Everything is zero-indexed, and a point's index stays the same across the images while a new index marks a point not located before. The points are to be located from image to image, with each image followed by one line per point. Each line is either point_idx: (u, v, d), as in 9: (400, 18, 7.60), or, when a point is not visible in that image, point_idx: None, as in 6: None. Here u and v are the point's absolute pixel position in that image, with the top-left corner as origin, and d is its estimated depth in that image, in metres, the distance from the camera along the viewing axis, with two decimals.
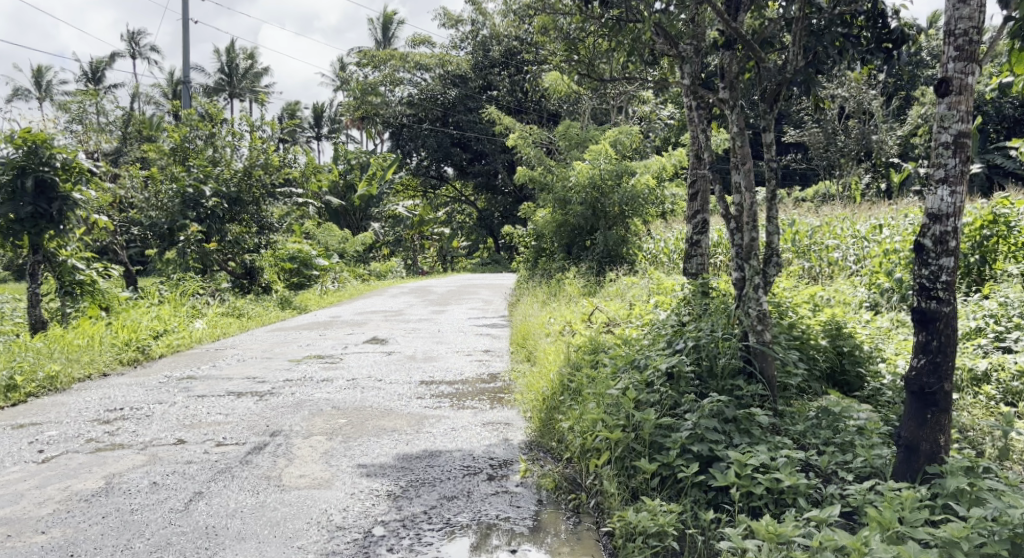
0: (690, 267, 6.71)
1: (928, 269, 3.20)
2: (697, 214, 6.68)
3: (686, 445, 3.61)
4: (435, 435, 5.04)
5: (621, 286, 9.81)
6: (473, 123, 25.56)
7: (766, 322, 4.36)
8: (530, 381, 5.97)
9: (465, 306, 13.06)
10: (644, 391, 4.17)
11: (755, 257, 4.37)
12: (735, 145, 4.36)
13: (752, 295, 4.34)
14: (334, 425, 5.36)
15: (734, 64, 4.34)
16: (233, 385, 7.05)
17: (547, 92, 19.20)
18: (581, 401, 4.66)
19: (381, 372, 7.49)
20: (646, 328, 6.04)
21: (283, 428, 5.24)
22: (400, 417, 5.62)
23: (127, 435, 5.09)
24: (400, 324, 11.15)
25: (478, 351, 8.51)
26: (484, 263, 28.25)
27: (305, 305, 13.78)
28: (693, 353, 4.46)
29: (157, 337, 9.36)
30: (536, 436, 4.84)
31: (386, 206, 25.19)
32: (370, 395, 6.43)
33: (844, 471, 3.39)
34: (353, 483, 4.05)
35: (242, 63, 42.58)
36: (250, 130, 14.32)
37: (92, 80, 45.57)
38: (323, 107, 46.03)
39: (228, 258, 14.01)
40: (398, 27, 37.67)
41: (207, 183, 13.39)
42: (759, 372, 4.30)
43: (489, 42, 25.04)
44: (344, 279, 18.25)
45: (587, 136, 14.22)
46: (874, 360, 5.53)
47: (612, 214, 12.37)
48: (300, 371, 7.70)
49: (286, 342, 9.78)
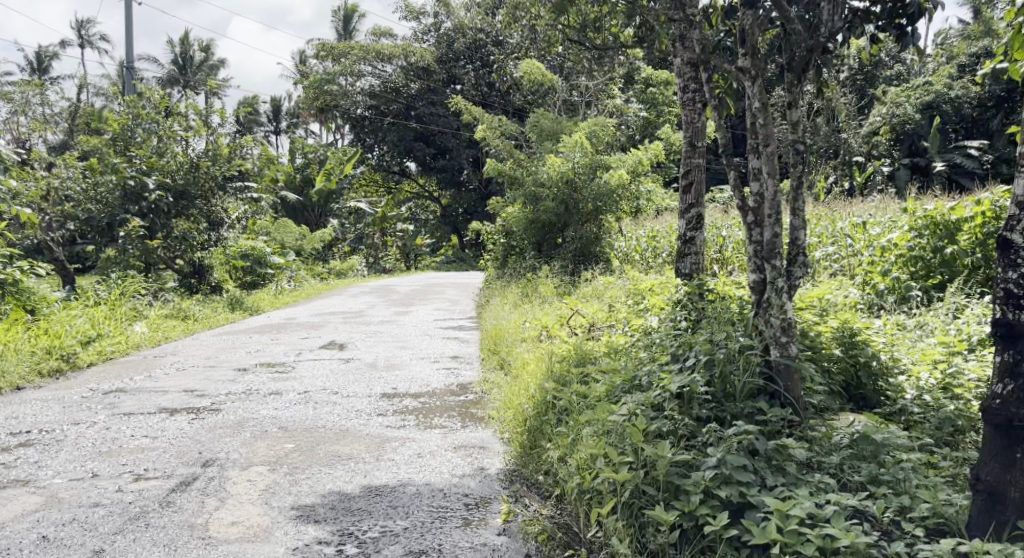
0: (682, 266, 6.01)
1: (1018, 272, 2.58)
2: (691, 207, 6.01)
3: (711, 488, 2.95)
4: (398, 464, 4.31)
5: (598, 285, 9.18)
6: (437, 116, 24.95)
7: (792, 333, 3.72)
8: (507, 395, 5.26)
9: (429, 306, 12.28)
10: (652, 417, 3.49)
11: (778, 256, 3.71)
12: (757, 123, 3.70)
13: (775, 301, 3.69)
14: (280, 451, 4.60)
15: (755, 25, 3.67)
16: (166, 399, 6.22)
17: (515, 83, 18.51)
18: (570, 424, 3.99)
19: (337, 383, 6.69)
20: (636, 335, 5.38)
21: (219, 457, 4.45)
22: (359, 439, 4.87)
23: (26, 468, 4.26)
24: (361, 326, 10.37)
25: (444, 357, 7.77)
26: (449, 261, 27.10)
27: (258, 305, 12.85)
28: (705, 369, 3.81)
29: (87, 344, 8.43)
30: (517, 465, 4.13)
31: (346, 202, 24.30)
32: (324, 412, 5.66)
33: (907, 523, 2.77)
34: (297, 533, 3.32)
35: (196, 54, 41.11)
36: (198, 119, 13.36)
37: (39, 70, 43.68)
38: (282, 101, 44.83)
39: (175, 256, 13.05)
40: (360, 20, 36.71)
41: (150, 175, 12.42)
42: (784, 391, 3.68)
43: (452, 34, 24.23)
44: (302, 278, 17.33)
45: (560, 128, 13.55)
46: (891, 372, 4.88)
47: (585, 211, 11.73)
48: (245, 382, 6.87)
49: (233, 348, 8.93)
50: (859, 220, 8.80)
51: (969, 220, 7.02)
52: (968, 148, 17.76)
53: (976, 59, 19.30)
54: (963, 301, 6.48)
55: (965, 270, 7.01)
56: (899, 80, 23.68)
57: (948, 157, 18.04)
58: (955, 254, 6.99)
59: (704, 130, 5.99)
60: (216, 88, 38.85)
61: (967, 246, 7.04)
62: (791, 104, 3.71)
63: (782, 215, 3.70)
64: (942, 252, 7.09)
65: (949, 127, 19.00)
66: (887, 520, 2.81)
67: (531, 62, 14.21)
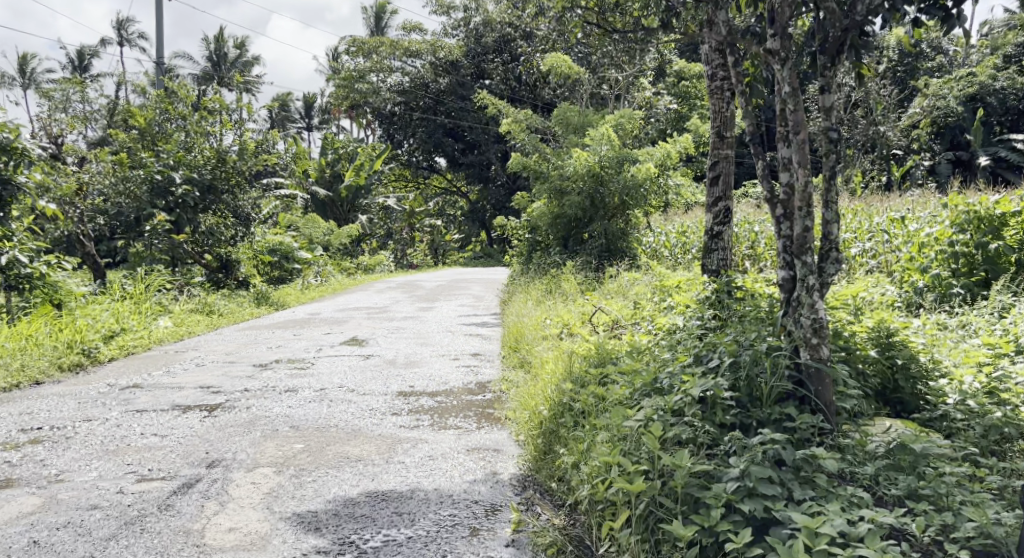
0: (709, 262, 5.76)
1: None
2: (718, 200, 5.76)
3: (733, 502, 2.74)
4: (408, 467, 4.15)
5: (624, 281, 8.94)
6: (466, 111, 24.81)
7: (823, 334, 3.47)
8: (524, 396, 5.07)
9: (453, 302, 12.11)
10: (671, 423, 3.28)
11: (809, 251, 3.46)
12: (786, 109, 3.46)
13: (805, 299, 3.45)
14: (289, 452, 4.47)
15: (786, 4, 3.42)
16: (181, 395, 6.12)
17: (544, 76, 18.25)
18: (586, 428, 3.80)
19: (354, 381, 6.55)
20: (658, 335, 5.19)
21: (226, 457, 4.33)
22: (371, 439, 4.72)
23: (29, 467, 4.18)
24: (383, 322, 10.26)
25: (465, 355, 7.60)
26: (477, 257, 27.05)
27: (283, 300, 12.81)
28: (730, 372, 3.58)
29: (110, 338, 8.42)
30: (531, 470, 3.96)
31: (375, 197, 24.21)
32: (338, 410, 5.51)
33: (950, 544, 2.53)
34: (294, 544, 3.20)
35: (230, 51, 41.44)
36: (225, 113, 13.30)
37: (80, 68, 44.48)
38: (315, 97, 45.10)
39: (203, 251, 13.03)
40: (391, 17, 36.67)
41: (177, 169, 12.39)
42: (814, 396, 3.43)
43: (482, 29, 24.07)
44: (328, 272, 17.27)
45: (587, 121, 13.29)
46: (931, 375, 4.60)
47: (611, 206, 11.45)
48: (262, 379, 6.77)
49: (254, 343, 8.86)
50: (896, 215, 8.43)
51: (1014, 214, 6.69)
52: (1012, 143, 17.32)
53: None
54: (1007, 300, 6.16)
55: (1009, 268, 6.67)
56: (939, 72, 23.04)
57: (991, 151, 17.77)
58: (999, 249, 6.65)
59: (733, 119, 5.73)
60: (249, 85, 39.11)
61: (1012, 241, 6.70)
62: (823, 88, 3.45)
63: (813, 207, 3.45)
64: (986, 248, 6.73)
65: (993, 119, 18.49)
66: (928, 540, 2.57)
67: (557, 53, 14.18)
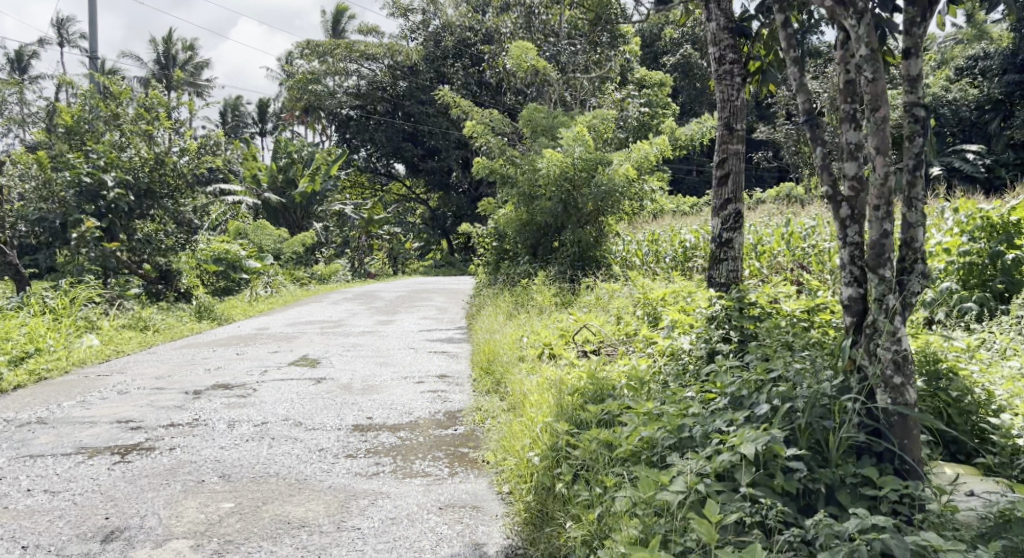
0: (715, 275, 5.00)
1: None
2: (727, 203, 5.00)
3: None
4: (366, 536, 3.28)
5: (601, 293, 8.14)
6: (426, 115, 23.90)
7: (907, 373, 2.69)
8: (507, 435, 4.20)
9: (415, 316, 11.16)
10: (720, 495, 2.49)
11: (888, 264, 2.70)
12: (862, 78, 2.68)
13: (883, 326, 2.68)
14: (216, 513, 3.56)
15: None
16: (90, 434, 5.08)
17: (507, 78, 17.37)
18: (598, 495, 2.99)
19: (302, 412, 5.60)
20: (660, 361, 4.39)
21: (132, 523, 3.42)
22: (321, 493, 3.81)
23: None
24: (339, 338, 9.29)
25: (429, 378, 6.66)
26: (437, 266, 26.20)
27: (229, 314, 11.71)
28: (783, 420, 2.79)
29: (20, 362, 7.31)
30: (524, 540, 3.15)
31: (330, 204, 23.09)
32: (280, 452, 4.57)
33: None
34: None
35: (179, 53, 39.72)
36: (163, 111, 12.19)
37: (18, 69, 42.30)
38: (268, 101, 43.54)
39: (140, 260, 11.75)
40: (348, 20, 35.57)
41: (109, 172, 11.19)
42: (899, 452, 2.66)
43: (441, 32, 23.11)
44: (279, 283, 16.09)
45: (555, 123, 12.46)
46: (987, 409, 3.82)
47: (584, 212, 10.61)
48: (194, 409, 5.77)
49: (190, 364, 7.82)
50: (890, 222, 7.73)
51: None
52: (965, 153, 16.98)
53: (974, 61, 18.25)
54: None
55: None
56: None
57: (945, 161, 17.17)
58: (1018, 260, 5.85)
59: (743, 108, 5.00)
60: (198, 87, 37.48)
61: None
62: (907, 52, 2.69)
63: (894, 206, 2.68)
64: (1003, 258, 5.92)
65: (948, 131, 18.42)
66: None
67: (522, 46, 13.36)
